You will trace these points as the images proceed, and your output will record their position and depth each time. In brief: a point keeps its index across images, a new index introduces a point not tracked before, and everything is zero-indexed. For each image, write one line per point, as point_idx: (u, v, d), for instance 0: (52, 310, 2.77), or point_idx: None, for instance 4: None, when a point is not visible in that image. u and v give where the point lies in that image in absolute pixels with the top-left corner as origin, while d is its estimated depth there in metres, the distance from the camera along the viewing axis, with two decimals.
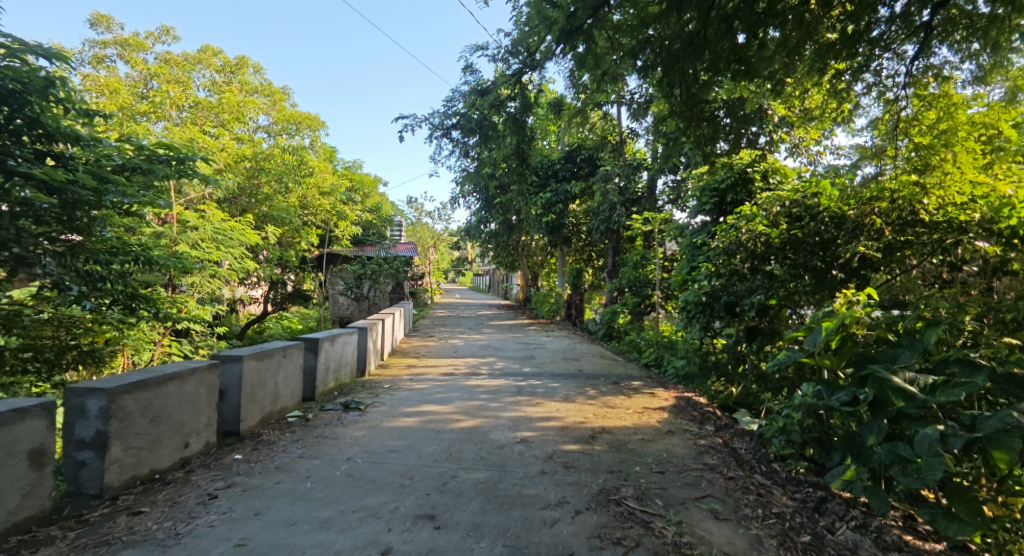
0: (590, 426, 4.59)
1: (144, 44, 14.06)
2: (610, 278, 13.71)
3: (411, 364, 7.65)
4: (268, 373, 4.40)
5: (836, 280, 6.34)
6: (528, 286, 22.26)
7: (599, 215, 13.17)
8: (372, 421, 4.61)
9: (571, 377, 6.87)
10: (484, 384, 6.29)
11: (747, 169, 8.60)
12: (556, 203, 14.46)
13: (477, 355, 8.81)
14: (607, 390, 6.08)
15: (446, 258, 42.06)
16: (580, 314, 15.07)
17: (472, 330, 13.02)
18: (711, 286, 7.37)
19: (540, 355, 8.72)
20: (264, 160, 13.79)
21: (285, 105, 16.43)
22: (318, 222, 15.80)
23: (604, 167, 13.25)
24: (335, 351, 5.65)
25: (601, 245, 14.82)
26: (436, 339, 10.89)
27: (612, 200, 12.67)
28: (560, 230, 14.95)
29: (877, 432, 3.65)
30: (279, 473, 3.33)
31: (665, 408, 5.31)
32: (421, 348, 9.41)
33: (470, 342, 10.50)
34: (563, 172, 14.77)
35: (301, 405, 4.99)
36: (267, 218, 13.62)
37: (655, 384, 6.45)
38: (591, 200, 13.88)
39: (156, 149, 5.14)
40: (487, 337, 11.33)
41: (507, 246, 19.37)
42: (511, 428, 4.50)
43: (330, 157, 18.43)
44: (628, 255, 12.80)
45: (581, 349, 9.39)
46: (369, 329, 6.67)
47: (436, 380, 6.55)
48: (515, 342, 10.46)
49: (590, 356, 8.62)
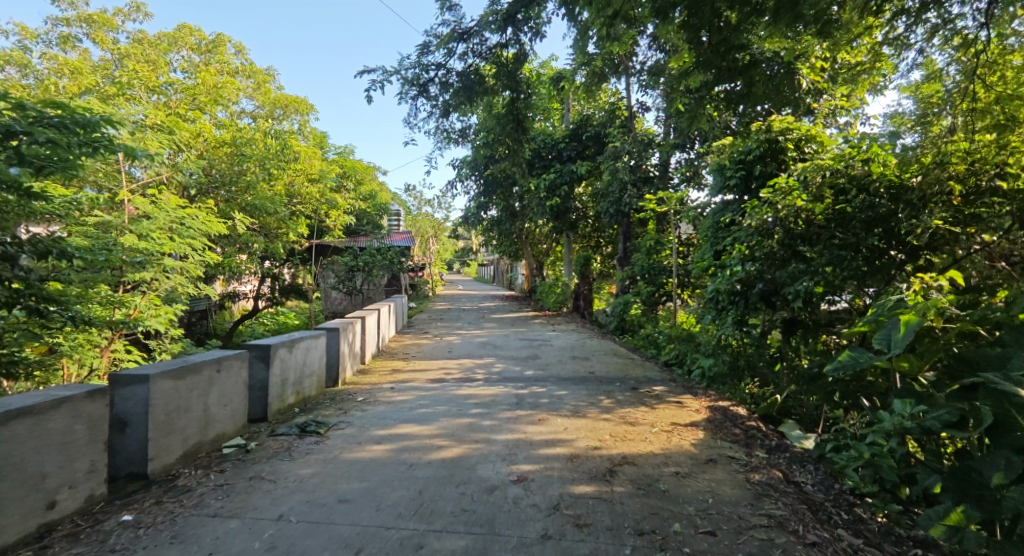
0: (607, 454, 3.59)
1: (111, 22, 13.06)
2: (620, 266, 12.64)
3: (396, 368, 6.67)
4: (194, 394, 3.45)
5: (894, 262, 5.38)
6: (533, 276, 21.18)
7: (608, 196, 12.05)
8: (330, 452, 3.64)
9: (581, 382, 5.87)
10: (477, 394, 5.30)
11: (778, 137, 7.48)
12: (561, 185, 13.33)
13: (474, 355, 7.83)
14: (624, 400, 5.07)
15: (448, 249, 40.96)
16: (589, 305, 14.03)
17: (472, 324, 12.05)
18: (747, 272, 5.97)
19: (545, 354, 7.70)
20: (245, 144, 12.82)
21: (269, 87, 15.42)
22: (307, 213, 14.83)
23: (613, 143, 12.06)
24: (295, 358, 4.69)
25: (610, 230, 13.71)
26: (431, 336, 9.89)
27: (623, 180, 11.56)
28: (566, 215, 13.85)
29: (1004, 470, 2.51)
30: (172, 549, 2.36)
31: (698, 424, 4.29)
32: (413, 348, 8.42)
33: (468, 339, 9.50)
34: (568, 151, 13.51)
35: (247, 428, 4.03)
36: (251, 208, 12.75)
37: (681, 391, 5.43)
38: (599, 181, 12.75)
39: (49, 110, 4.09)
40: (487, 333, 10.32)
41: (510, 234, 18.28)
42: (506, 460, 3.51)
43: (320, 143, 17.42)
44: (641, 240, 11.70)
45: (591, 346, 8.37)
46: (343, 329, 5.70)
47: (422, 388, 5.57)
48: (517, 338, 9.45)
49: (601, 354, 7.60)
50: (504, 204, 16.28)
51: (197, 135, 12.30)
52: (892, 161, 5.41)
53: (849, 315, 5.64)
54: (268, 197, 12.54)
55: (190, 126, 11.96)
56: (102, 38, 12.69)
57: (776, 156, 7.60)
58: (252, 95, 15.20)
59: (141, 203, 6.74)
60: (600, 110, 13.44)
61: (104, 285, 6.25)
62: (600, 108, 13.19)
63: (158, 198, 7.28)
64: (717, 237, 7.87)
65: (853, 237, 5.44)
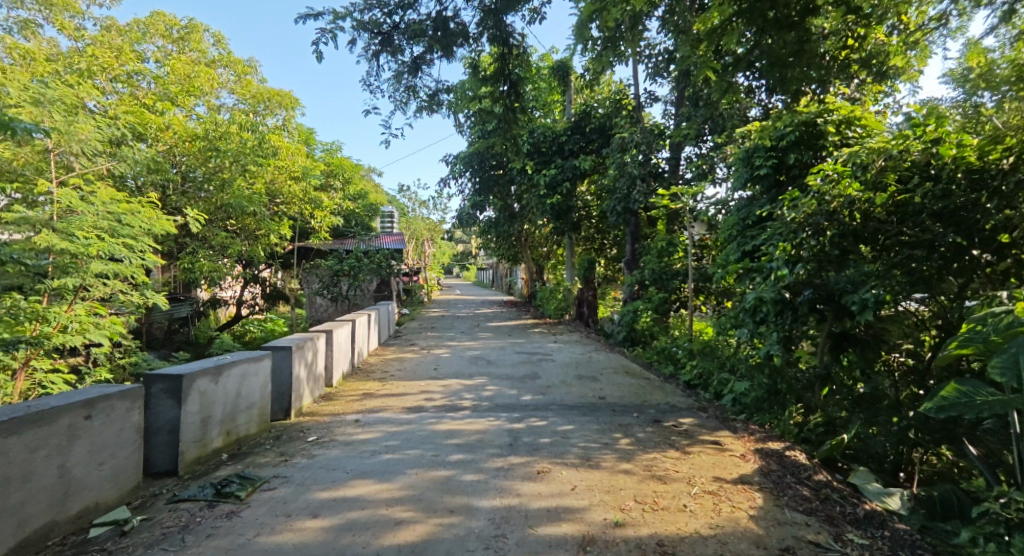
0: (635, 537, 2.53)
1: (75, 6, 12.07)
2: (628, 269, 11.58)
3: (369, 392, 5.62)
4: (44, 456, 2.39)
5: (980, 262, 4.37)
6: (533, 280, 20.05)
7: (615, 193, 10.98)
8: (243, 533, 2.56)
9: (590, 412, 4.80)
10: (461, 431, 4.22)
11: (815, 119, 6.49)
12: (564, 182, 12.32)
13: (463, 373, 6.77)
14: (646, 441, 4.01)
15: (446, 253, 39.80)
16: (593, 312, 12.96)
17: (466, 334, 10.99)
18: (795, 278, 4.86)
19: (546, 373, 6.60)
20: (217, 138, 11.84)
21: (250, 80, 14.47)
22: (290, 213, 13.96)
23: (620, 134, 11.05)
24: (225, 389, 3.64)
25: (617, 231, 12.63)
26: (418, 350, 8.79)
27: (632, 174, 10.53)
28: (569, 215, 12.77)
29: None
30: None
31: (750, 479, 3.23)
32: (395, 364, 7.36)
33: (459, 352, 8.45)
34: (570, 145, 12.44)
35: (141, 491, 2.98)
36: (227, 207, 11.90)
37: (715, 426, 4.40)
38: (605, 176, 11.68)
39: None
40: (481, 345, 9.27)
41: (507, 236, 17.24)
42: (491, 547, 2.44)
43: (306, 140, 16.50)
44: (651, 242, 10.66)
45: (598, 363, 7.28)
46: (298, 348, 4.66)
47: (393, 423, 4.49)
48: (514, 351, 8.40)
49: (610, 372, 6.57)
50: (501, 203, 15.25)
51: (165, 129, 11.39)
52: (972, 140, 4.19)
53: (912, 329, 4.71)
54: (243, 196, 11.73)
55: (157, 119, 11.07)
56: (64, 24, 11.71)
57: (813, 143, 6.60)
58: (231, 88, 14.27)
59: (65, 196, 5.69)
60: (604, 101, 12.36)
61: (13, 296, 5.28)
62: (604, 99, 12.19)
63: (90, 191, 6.21)
64: (745, 237, 6.90)
65: (925, 234, 4.40)
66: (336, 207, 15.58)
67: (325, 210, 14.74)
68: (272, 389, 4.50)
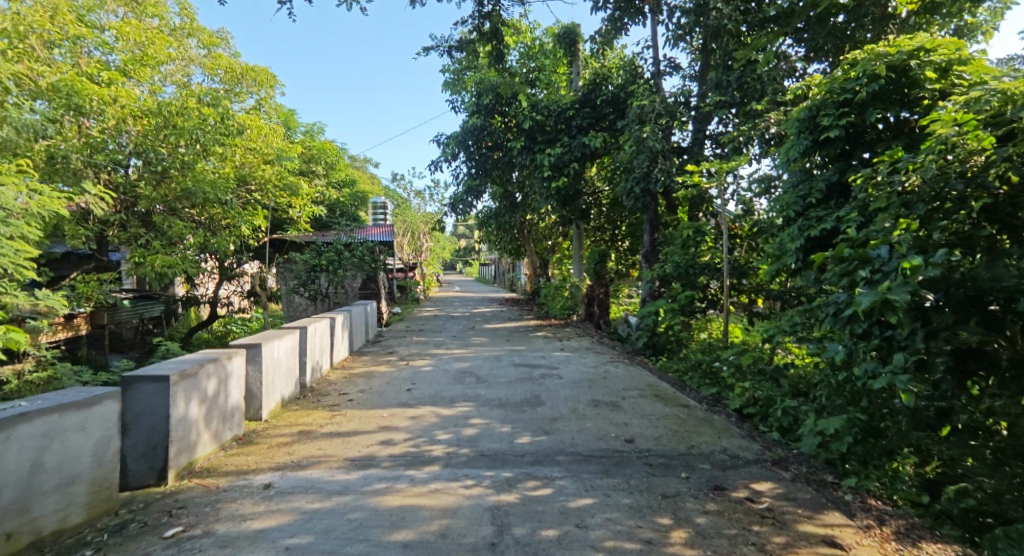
0: None
1: None
2: (646, 263, 10.02)
3: (307, 430, 4.12)
4: None
5: None
6: (537, 275, 18.51)
7: (631, 171, 9.45)
8: None
9: (617, 470, 3.27)
10: (419, 513, 2.70)
11: (908, 60, 4.92)
12: (571, 162, 10.71)
13: (444, 396, 5.25)
14: (713, 535, 2.46)
15: (447, 248, 38.29)
16: (604, 312, 11.42)
17: (457, 338, 9.47)
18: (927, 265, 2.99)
19: (552, 396, 5.10)
20: (173, 113, 10.33)
21: (220, 54, 13.05)
22: (264, 202, 12.58)
23: (637, 103, 9.52)
24: (6, 462, 2.09)
25: (632, 218, 11.09)
26: (397, 360, 7.31)
27: (652, 148, 8.97)
28: (576, 200, 11.23)
29: None
30: None
31: None
32: (359, 382, 5.86)
33: (445, 364, 6.95)
34: (579, 119, 10.88)
35: None
36: (187, 193, 10.58)
37: (809, 501, 2.86)
38: (619, 154, 10.15)
39: None
40: (473, 353, 7.76)
41: (508, 227, 15.76)
42: None
43: (286, 122, 15.14)
44: (674, 232, 9.15)
45: (616, 380, 5.77)
46: (184, 378, 3.12)
47: (323, 492, 2.97)
48: (511, 363, 6.88)
49: (634, 396, 5.07)
50: (500, 189, 13.74)
51: (111, 101, 9.74)
52: None
53: None
54: (204, 181, 10.43)
55: (101, 91, 9.45)
56: None
57: (898, 95, 5.08)
58: (200, 62, 12.87)
59: None
60: (619, 69, 10.80)
61: None
62: (617, 70, 10.70)
63: None
64: (806, 219, 5.42)
65: None
66: (317, 195, 14.22)
67: (305, 198, 13.40)
68: (140, 439, 2.96)
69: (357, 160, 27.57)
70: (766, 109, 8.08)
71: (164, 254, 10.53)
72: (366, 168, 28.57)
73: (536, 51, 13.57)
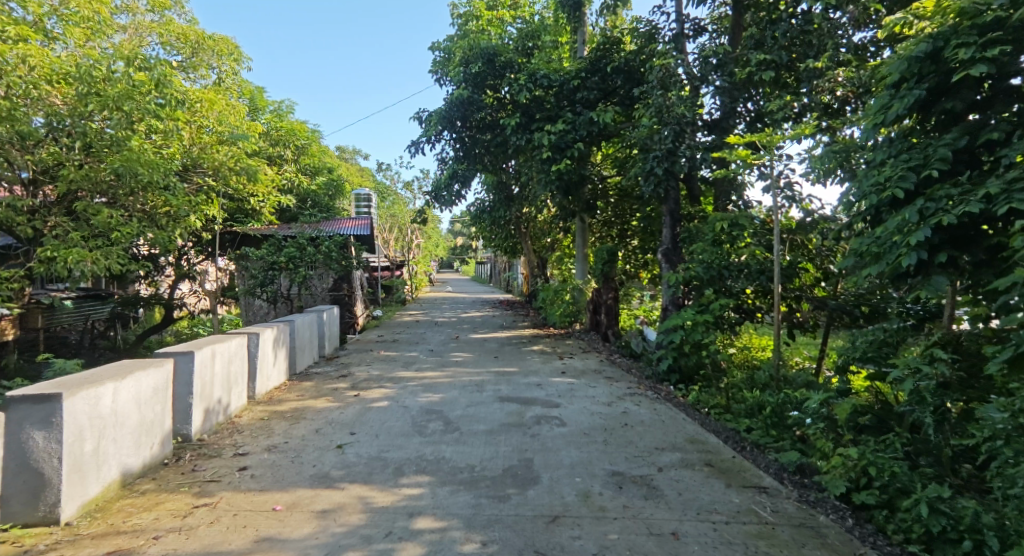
0: None
1: None
2: (666, 263, 8.21)
3: (129, 546, 2.37)
4: None
5: None
6: (535, 277, 16.76)
7: (650, 150, 7.71)
8: None
9: None
10: None
11: None
12: (576, 142, 8.92)
13: (389, 460, 3.49)
14: None
15: (440, 246, 36.58)
16: (613, 322, 9.68)
17: (435, 354, 7.74)
18: None
19: (551, 465, 3.36)
20: (97, 79, 8.47)
21: (175, 21, 11.50)
22: (218, 189, 10.85)
23: (659, 64, 7.76)
24: None
25: (646, 209, 9.38)
26: (348, 389, 5.56)
27: (678, 121, 7.27)
28: (581, 187, 9.54)
29: None
30: None
31: None
32: (275, 431, 4.09)
33: (408, 397, 5.19)
34: (585, 91, 9.19)
35: None
36: (117, 175, 8.77)
37: None
38: (633, 130, 8.43)
39: None
40: (450, 378, 6.02)
41: (502, 221, 14.04)
42: None
43: (253, 100, 13.57)
44: (701, 227, 7.44)
45: (644, 431, 4.04)
46: None
47: None
48: (495, 397, 5.12)
49: (677, 466, 3.34)
50: (493, 177, 12.06)
51: (19, 62, 7.81)
52: None
53: None
54: (135, 159, 8.61)
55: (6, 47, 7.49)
56: None
57: None
58: (154, 29, 11.53)
59: None
60: (633, 32, 9.11)
61: None
62: (632, 32, 9.01)
63: None
64: (931, 200, 3.67)
65: None
66: (283, 182, 12.51)
67: (268, 185, 11.74)
68: None
69: (343, 152, 25.95)
70: (826, 68, 6.35)
71: (83, 248, 8.48)
72: (354, 160, 26.79)
73: (534, 23, 11.94)
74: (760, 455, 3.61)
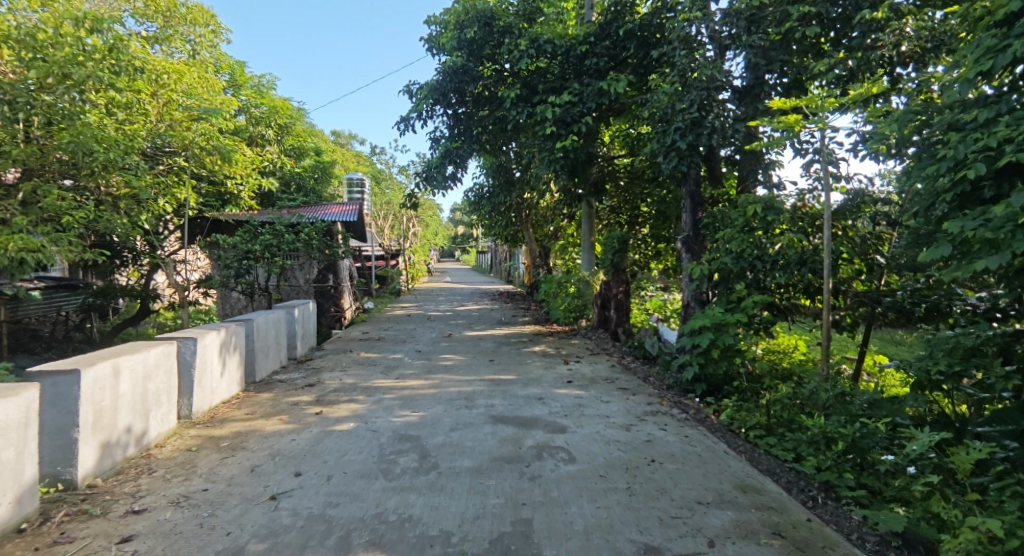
0: None
1: None
2: (685, 253, 7.20)
3: None
4: None
5: None
6: (536, 268, 15.78)
7: (671, 122, 6.67)
8: None
9: None
10: None
11: None
12: (584, 115, 7.89)
13: (336, 522, 2.54)
14: None
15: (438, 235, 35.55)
16: (623, 318, 8.70)
17: (422, 356, 6.78)
18: None
19: (559, 534, 2.40)
20: (39, 40, 7.12)
21: None
22: (190, 171, 9.86)
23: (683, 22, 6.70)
24: None
25: (661, 192, 8.38)
26: (310, 403, 4.63)
27: (705, 87, 6.24)
28: (589, 167, 8.54)
29: None
30: None
31: None
32: (198, 469, 3.16)
33: (381, 415, 4.26)
34: (594, 59, 8.15)
35: None
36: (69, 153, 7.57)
37: None
38: (649, 102, 7.41)
39: None
40: (435, 388, 5.08)
41: (501, 206, 13.03)
42: None
43: (233, 76, 12.54)
44: (728, 211, 6.44)
45: (678, 472, 3.09)
46: None
47: None
48: (487, 418, 4.17)
49: (737, 536, 2.38)
50: (492, 159, 11.05)
51: None
52: None
53: None
54: (89, 134, 7.46)
55: None
56: None
57: None
58: None
59: None
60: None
61: None
62: None
63: None
64: None
65: None
66: (264, 164, 11.53)
67: (247, 166, 10.75)
68: None
69: (338, 137, 24.84)
70: (885, 20, 5.32)
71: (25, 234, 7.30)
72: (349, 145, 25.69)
73: None
74: (841, 515, 2.64)
